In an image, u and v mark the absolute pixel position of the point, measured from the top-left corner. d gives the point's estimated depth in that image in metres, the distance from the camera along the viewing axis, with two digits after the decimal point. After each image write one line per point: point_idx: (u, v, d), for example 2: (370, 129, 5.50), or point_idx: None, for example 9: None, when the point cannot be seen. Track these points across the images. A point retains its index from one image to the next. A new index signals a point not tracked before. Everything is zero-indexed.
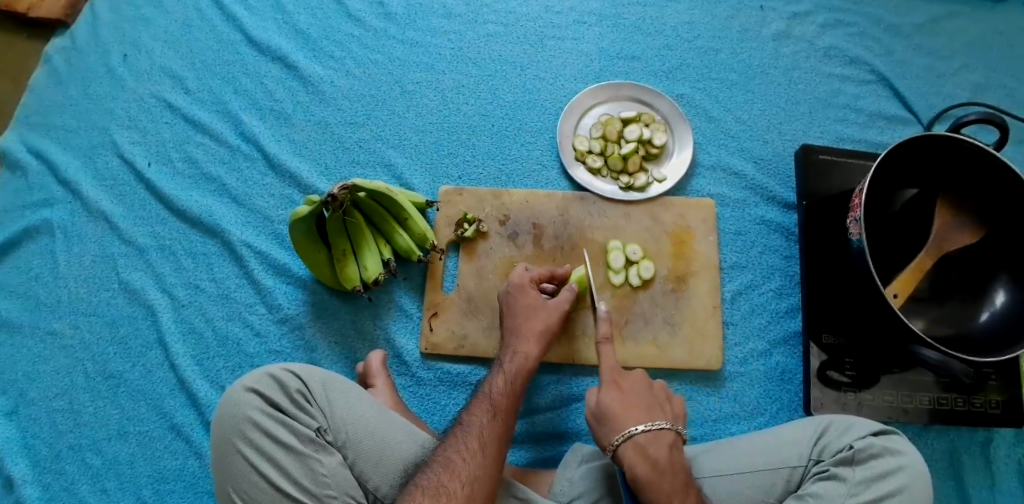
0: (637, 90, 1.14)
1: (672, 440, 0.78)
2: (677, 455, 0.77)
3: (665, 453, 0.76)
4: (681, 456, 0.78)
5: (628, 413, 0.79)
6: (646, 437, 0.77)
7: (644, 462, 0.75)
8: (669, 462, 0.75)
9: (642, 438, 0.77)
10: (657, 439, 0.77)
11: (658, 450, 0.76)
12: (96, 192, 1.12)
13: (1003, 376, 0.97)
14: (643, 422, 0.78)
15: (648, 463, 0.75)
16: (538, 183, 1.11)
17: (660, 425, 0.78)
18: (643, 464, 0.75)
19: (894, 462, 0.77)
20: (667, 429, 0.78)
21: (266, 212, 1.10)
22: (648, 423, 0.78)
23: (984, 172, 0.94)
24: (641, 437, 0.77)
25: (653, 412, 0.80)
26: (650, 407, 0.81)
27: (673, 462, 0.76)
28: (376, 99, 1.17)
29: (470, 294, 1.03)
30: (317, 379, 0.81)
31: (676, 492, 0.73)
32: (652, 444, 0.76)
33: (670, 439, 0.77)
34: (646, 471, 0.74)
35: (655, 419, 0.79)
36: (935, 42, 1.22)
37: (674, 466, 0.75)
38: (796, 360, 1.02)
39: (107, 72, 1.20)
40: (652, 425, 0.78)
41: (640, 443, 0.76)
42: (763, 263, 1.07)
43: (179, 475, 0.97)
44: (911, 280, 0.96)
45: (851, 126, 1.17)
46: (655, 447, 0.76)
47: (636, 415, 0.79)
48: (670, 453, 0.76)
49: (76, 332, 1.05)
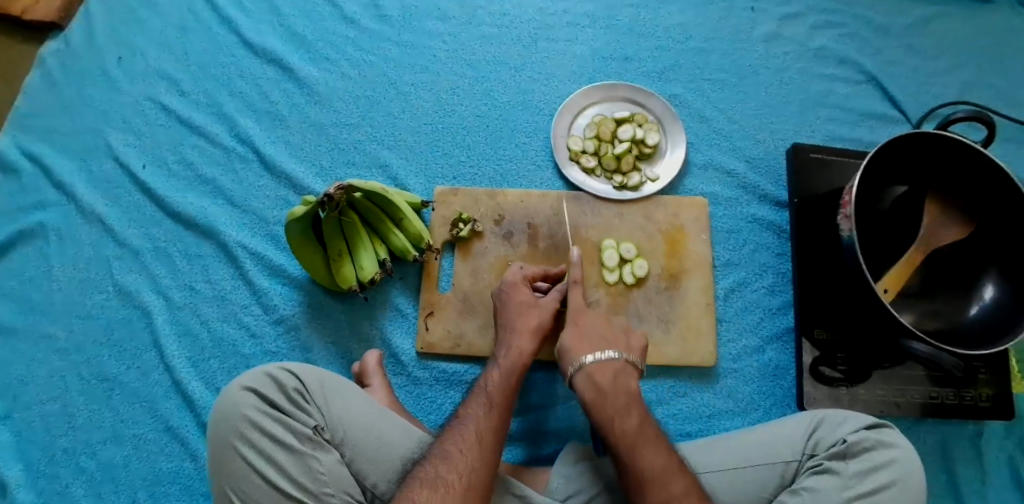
0: (630, 90, 1.16)
1: (620, 368, 0.82)
2: (621, 379, 0.81)
3: (610, 379, 0.81)
4: (629, 381, 0.82)
5: (580, 344, 0.85)
6: (593, 364, 0.82)
7: (590, 387, 0.81)
8: (613, 385, 0.81)
9: (589, 366, 0.82)
10: (605, 366, 0.82)
11: (605, 376, 0.82)
12: (90, 195, 1.12)
13: (992, 369, 0.99)
14: (593, 352, 0.84)
15: (594, 388, 0.81)
16: (532, 183, 1.12)
17: (609, 355, 0.83)
18: (588, 388, 0.81)
19: (887, 456, 0.78)
20: (615, 358, 0.83)
21: (262, 213, 1.11)
22: (597, 352, 0.83)
23: (972, 169, 0.96)
24: (589, 365, 0.82)
25: (605, 343, 0.85)
26: (604, 338, 0.86)
27: (617, 386, 0.81)
28: (371, 100, 1.18)
29: (466, 293, 1.03)
30: (314, 378, 0.82)
31: (617, 410, 0.78)
32: (599, 371, 0.82)
33: (617, 365, 0.83)
34: (590, 394, 0.81)
35: (606, 349, 0.84)
36: (924, 42, 1.24)
37: (619, 390, 0.80)
38: (788, 356, 1.03)
39: (101, 74, 1.20)
40: (601, 355, 0.83)
41: (589, 371, 0.82)
42: (755, 261, 1.08)
43: (174, 478, 0.97)
44: (901, 275, 0.97)
45: (841, 125, 1.19)
46: (601, 373, 0.82)
47: (587, 345, 0.85)
48: (616, 379, 0.81)
49: (70, 335, 1.04)
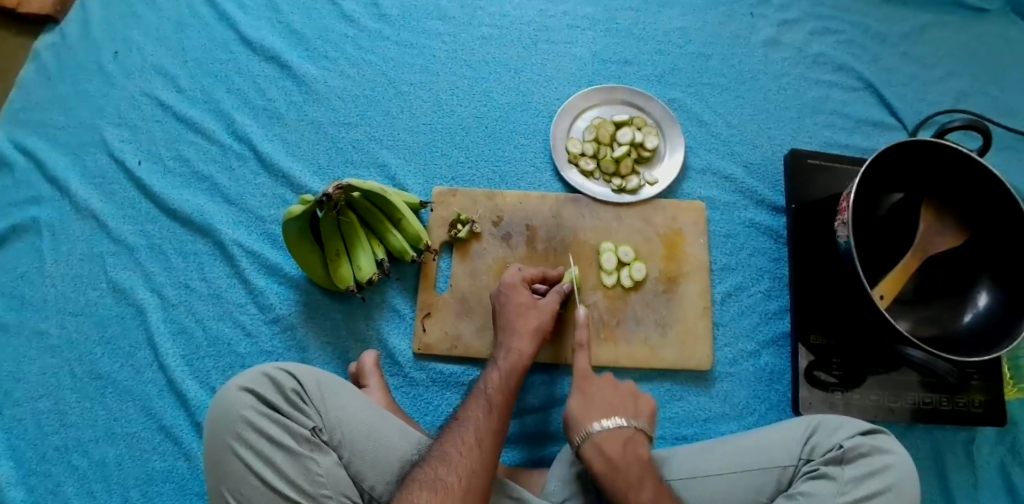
0: (630, 94, 1.16)
1: (630, 436, 0.79)
2: (632, 447, 0.78)
3: (620, 448, 0.78)
4: (640, 449, 0.78)
5: (587, 413, 0.81)
6: (602, 434, 0.78)
7: (600, 459, 0.77)
8: (624, 456, 0.77)
9: (599, 435, 0.78)
10: (614, 435, 0.78)
11: (615, 446, 0.78)
12: (85, 190, 1.11)
13: (986, 377, 0.99)
14: (601, 420, 0.80)
15: (604, 458, 0.77)
16: (531, 185, 1.12)
17: (618, 423, 0.79)
18: (599, 460, 0.77)
19: (882, 461, 0.78)
20: (624, 425, 0.79)
21: (258, 212, 1.10)
22: (605, 421, 0.80)
23: (967, 177, 0.97)
24: (597, 434, 0.78)
25: (613, 410, 0.82)
26: (611, 404, 0.82)
27: (629, 456, 0.77)
28: (370, 99, 1.17)
29: (464, 294, 1.03)
30: (312, 379, 0.81)
31: (631, 484, 0.74)
32: (608, 441, 0.78)
33: (625, 434, 0.79)
34: (601, 466, 0.77)
35: (613, 416, 0.80)
36: (920, 50, 1.25)
37: (630, 460, 0.77)
38: (784, 361, 1.04)
39: (97, 69, 1.19)
40: (609, 423, 0.79)
41: (597, 439, 0.78)
42: (752, 265, 1.09)
43: (167, 477, 0.96)
44: (898, 281, 0.98)
45: (838, 131, 1.19)
46: (611, 443, 0.78)
47: (595, 413, 0.81)
48: (626, 448, 0.77)
49: (63, 332, 1.03)
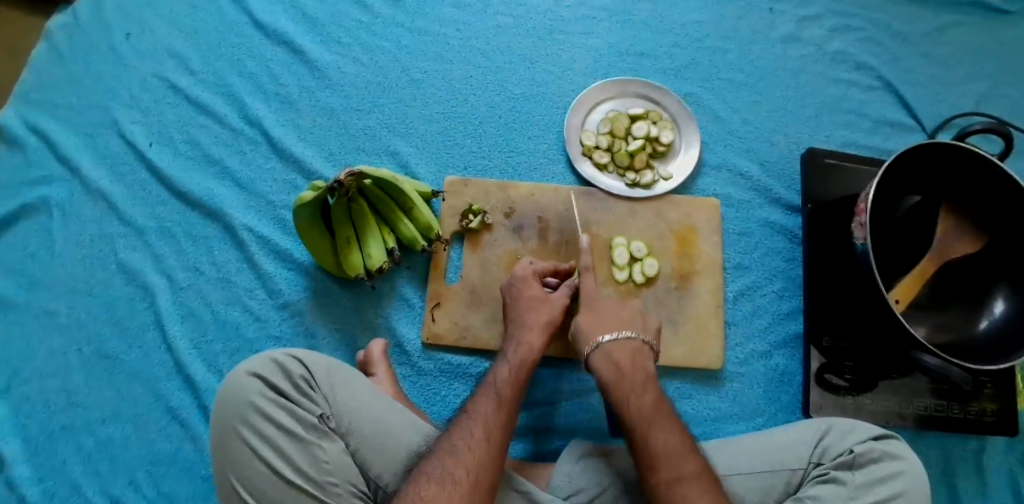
0: (646, 87, 1.14)
1: (638, 347, 0.85)
2: (638, 359, 0.84)
3: (628, 358, 0.84)
4: (647, 363, 0.84)
5: (596, 325, 0.87)
6: (611, 344, 0.85)
7: (608, 365, 0.83)
8: (629, 365, 0.83)
9: (607, 345, 0.84)
10: (623, 346, 0.85)
11: (623, 356, 0.84)
12: (96, 171, 1.11)
13: (998, 385, 0.98)
14: (611, 332, 0.86)
15: (611, 364, 0.83)
16: (544, 177, 1.11)
17: (626, 336, 0.85)
18: (606, 366, 0.83)
19: (895, 467, 0.78)
20: (632, 339, 0.85)
21: (269, 197, 1.09)
22: (615, 333, 0.85)
23: (989, 181, 0.95)
24: (606, 344, 0.85)
25: (622, 324, 0.87)
26: (620, 319, 0.88)
27: (635, 365, 0.83)
28: (382, 86, 1.16)
29: (474, 286, 1.02)
30: (321, 367, 0.81)
31: (633, 389, 0.80)
32: (617, 351, 0.84)
33: (633, 346, 0.85)
34: (608, 372, 0.83)
35: (624, 330, 0.86)
36: (942, 51, 1.23)
37: (636, 369, 0.83)
38: (795, 362, 1.03)
39: (110, 50, 1.19)
40: (618, 334, 0.85)
41: (606, 350, 0.84)
42: (766, 265, 1.08)
43: (173, 460, 0.96)
44: (912, 286, 0.99)
45: (857, 131, 1.17)
46: (620, 354, 0.84)
47: (604, 327, 0.87)
48: (633, 360, 0.83)
49: (72, 312, 1.03)
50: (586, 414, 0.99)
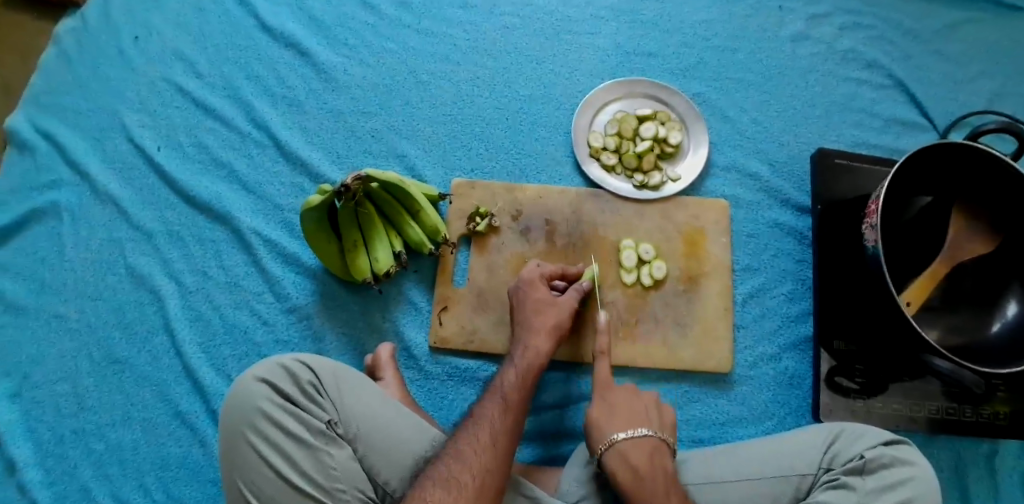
0: (654, 87, 1.14)
1: (656, 445, 0.78)
2: (658, 459, 0.76)
3: (645, 458, 0.76)
4: (666, 462, 0.77)
5: (609, 423, 0.80)
6: (627, 444, 0.77)
7: (625, 469, 0.76)
8: (649, 467, 0.75)
9: (623, 443, 0.77)
10: (639, 445, 0.77)
11: (640, 457, 0.76)
12: (104, 175, 1.11)
13: (1011, 388, 0.97)
14: (626, 430, 0.78)
15: (629, 467, 0.75)
16: (552, 179, 1.10)
17: (644, 433, 0.78)
18: (624, 470, 0.76)
19: (906, 472, 0.77)
20: (650, 436, 0.78)
21: (277, 200, 1.09)
22: (631, 430, 0.78)
23: (1001, 181, 0.94)
24: (622, 443, 0.77)
25: (638, 421, 0.80)
26: (635, 415, 0.81)
27: (655, 466, 0.76)
28: (389, 88, 1.16)
29: (481, 289, 1.02)
30: (328, 372, 0.81)
31: (656, 497, 0.73)
32: (634, 451, 0.77)
33: (651, 445, 0.77)
34: (626, 477, 0.75)
35: (638, 427, 0.79)
36: (954, 48, 1.21)
37: (656, 472, 0.75)
38: (805, 365, 1.02)
39: (117, 53, 1.19)
40: (634, 432, 0.78)
41: (622, 449, 0.77)
42: (776, 267, 1.07)
43: (182, 463, 0.97)
44: (924, 288, 0.97)
45: (868, 131, 1.16)
46: (637, 454, 0.77)
47: (619, 423, 0.80)
48: (652, 461, 0.76)
49: (81, 316, 1.04)
50: None
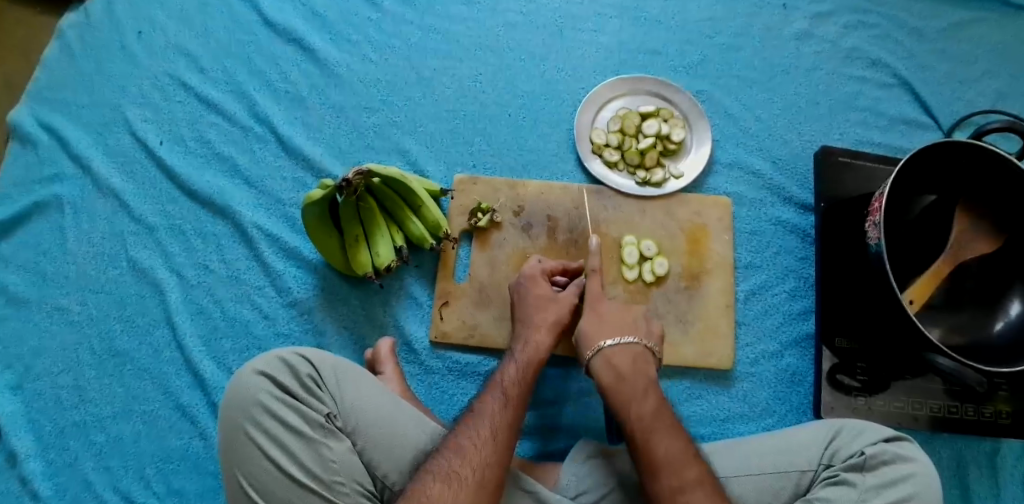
0: (656, 84, 1.13)
1: (640, 352, 0.84)
2: (641, 364, 0.82)
3: (629, 362, 0.82)
4: (649, 368, 0.83)
5: (598, 331, 0.86)
6: (612, 348, 0.84)
7: (609, 370, 0.82)
8: (631, 368, 0.82)
9: (609, 350, 0.84)
10: (624, 351, 0.83)
11: (623, 361, 0.83)
12: (107, 169, 1.11)
13: (1013, 387, 0.96)
14: (613, 336, 0.85)
15: (612, 370, 0.82)
16: (554, 175, 1.10)
17: (629, 341, 0.84)
18: (607, 369, 0.83)
19: (906, 469, 0.76)
20: (635, 343, 0.84)
21: (279, 195, 1.09)
22: (618, 338, 0.85)
23: (1004, 180, 0.94)
24: (608, 349, 0.84)
25: (625, 329, 0.86)
26: (624, 325, 0.87)
27: (637, 370, 0.82)
28: (392, 84, 1.16)
29: (482, 284, 1.02)
30: (328, 365, 0.81)
31: (634, 393, 0.79)
32: (619, 354, 0.83)
33: (635, 350, 0.84)
34: (609, 376, 0.82)
35: (625, 334, 0.85)
36: (959, 47, 1.21)
37: (637, 374, 0.81)
38: (806, 363, 1.01)
39: (121, 48, 1.19)
40: (621, 340, 0.84)
41: (608, 354, 0.83)
42: (778, 265, 1.06)
43: (182, 456, 0.97)
44: (927, 286, 0.97)
45: (871, 129, 1.16)
46: (622, 358, 0.83)
47: (606, 331, 0.86)
48: (635, 363, 0.82)
49: (83, 309, 1.04)
50: (594, 414, 0.98)
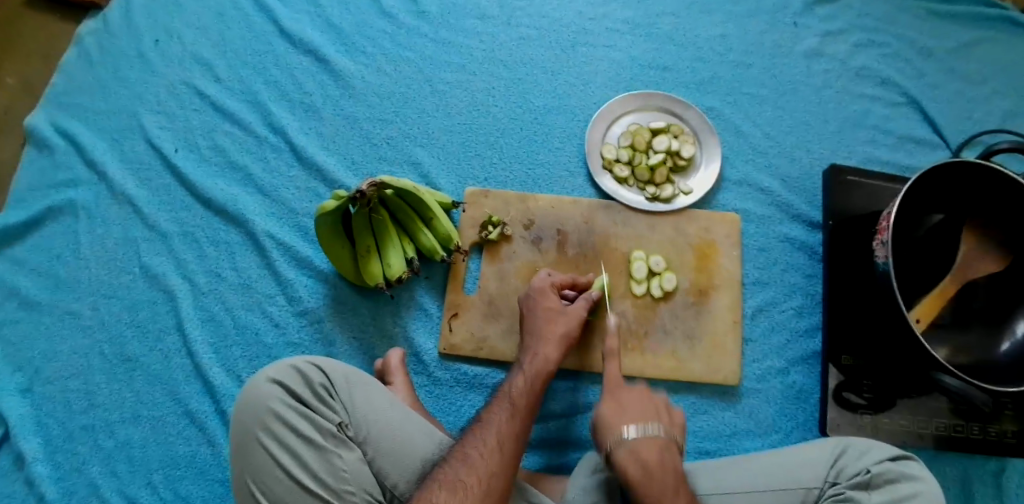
0: (667, 100, 1.14)
1: (666, 443, 0.76)
2: (667, 455, 0.75)
3: (656, 456, 0.75)
4: (676, 460, 0.75)
5: (619, 419, 0.79)
6: (637, 440, 0.76)
7: (635, 466, 0.74)
8: (660, 463, 0.74)
9: (633, 441, 0.76)
10: (649, 441, 0.76)
11: (650, 453, 0.75)
12: (121, 175, 1.13)
13: (1019, 406, 0.96)
14: (636, 426, 0.77)
15: (639, 465, 0.74)
16: (564, 189, 1.11)
17: (653, 431, 0.77)
18: (634, 466, 0.74)
19: (912, 488, 0.77)
20: (660, 433, 0.77)
21: (291, 204, 1.11)
22: (642, 427, 0.77)
23: (1012, 200, 0.94)
24: (632, 439, 0.76)
25: (647, 418, 0.78)
26: (646, 412, 0.79)
27: (664, 464, 0.74)
28: (405, 96, 1.17)
29: (491, 296, 1.03)
30: (340, 374, 0.82)
31: (666, 494, 0.71)
32: (644, 447, 0.75)
33: (662, 441, 0.76)
34: (636, 473, 0.73)
35: (649, 423, 0.77)
36: (967, 66, 1.22)
37: (666, 470, 0.74)
38: (813, 380, 1.02)
39: (138, 55, 1.21)
40: (644, 430, 0.76)
41: (632, 447, 0.75)
42: (786, 281, 1.07)
43: (190, 462, 0.97)
44: (933, 305, 0.98)
45: (880, 147, 1.16)
46: (647, 452, 0.75)
47: (628, 420, 0.78)
48: (663, 457, 0.75)
49: (95, 314, 1.05)
50: None
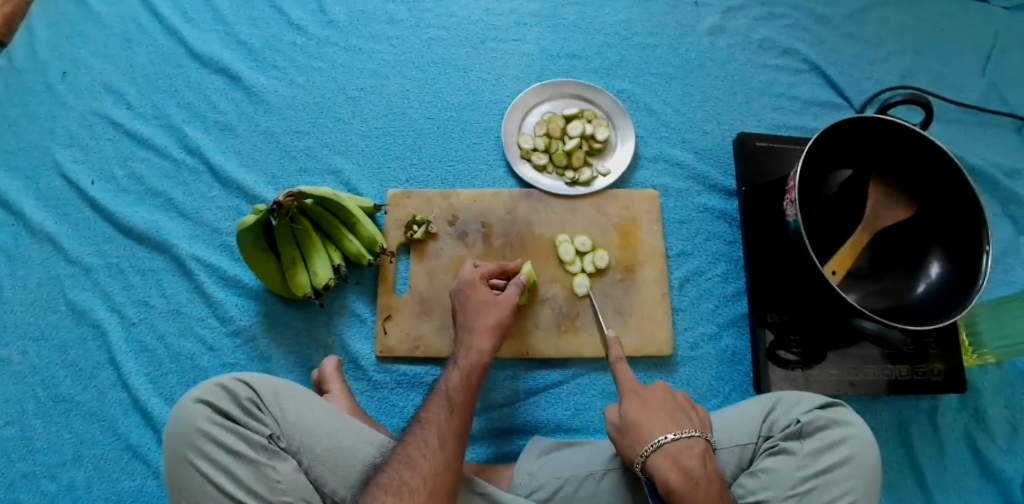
0: (578, 87, 1.17)
1: (703, 449, 0.78)
2: (708, 461, 0.77)
3: (696, 463, 0.76)
4: (715, 465, 0.77)
5: (648, 420, 0.79)
6: (675, 446, 0.76)
7: (677, 473, 0.74)
8: (703, 472, 0.75)
9: (669, 447, 0.76)
10: (690, 449, 0.77)
11: (692, 461, 0.76)
12: (40, 214, 1.10)
13: (942, 345, 1.02)
14: (671, 430, 0.78)
15: (682, 473, 0.74)
16: (486, 183, 1.13)
17: (689, 434, 0.78)
18: (676, 474, 0.74)
19: (839, 434, 0.81)
20: (696, 436, 0.78)
21: (214, 225, 1.10)
22: (676, 431, 0.78)
23: (913, 151, 0.99)
24: (670, 446, 0.76)
25: (679, 421, 0.80)
26: (673, 416, 0.80)
27: (708, 473, 0.75)
28: (321, 107, 1.18)
29: (423, 295, 1.04)
30: (268, 387, 0.81)
31: None
32: (683, 454, 0.76)
33: (701, 446, 0.77)
34: (679, 480, 0.74)
35: (683, 428, 0.78)
36: (863, 29, 1.27)
37: (707, 475, 0.75)
38: (744, 342, 1.05)
39: (46, 90, 1.19)
40: (682, 434, 0.77)
41: (671, 452, 0.76)
42: (707, 250, 1.10)
43: (137, 496, 0.96)
44: (848, 257, 1.01)
45: (787, 113, 1.21)
46: (688, 458, 0.76)
47: (660, 423, 0.79)
48: (704, 463, 0.76)
49: (24, 358, 1.02)
50: (545, 412, 1.00)
